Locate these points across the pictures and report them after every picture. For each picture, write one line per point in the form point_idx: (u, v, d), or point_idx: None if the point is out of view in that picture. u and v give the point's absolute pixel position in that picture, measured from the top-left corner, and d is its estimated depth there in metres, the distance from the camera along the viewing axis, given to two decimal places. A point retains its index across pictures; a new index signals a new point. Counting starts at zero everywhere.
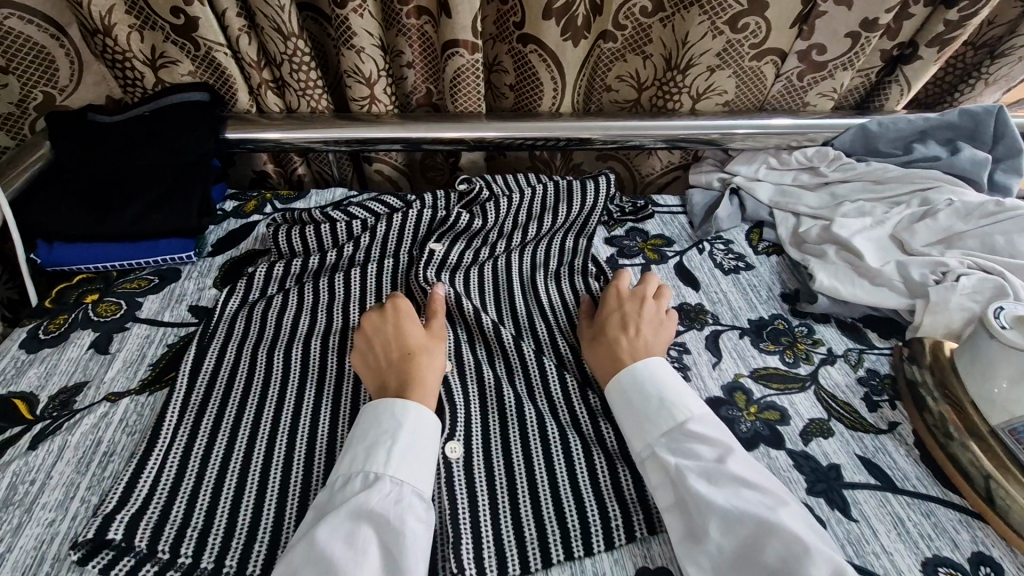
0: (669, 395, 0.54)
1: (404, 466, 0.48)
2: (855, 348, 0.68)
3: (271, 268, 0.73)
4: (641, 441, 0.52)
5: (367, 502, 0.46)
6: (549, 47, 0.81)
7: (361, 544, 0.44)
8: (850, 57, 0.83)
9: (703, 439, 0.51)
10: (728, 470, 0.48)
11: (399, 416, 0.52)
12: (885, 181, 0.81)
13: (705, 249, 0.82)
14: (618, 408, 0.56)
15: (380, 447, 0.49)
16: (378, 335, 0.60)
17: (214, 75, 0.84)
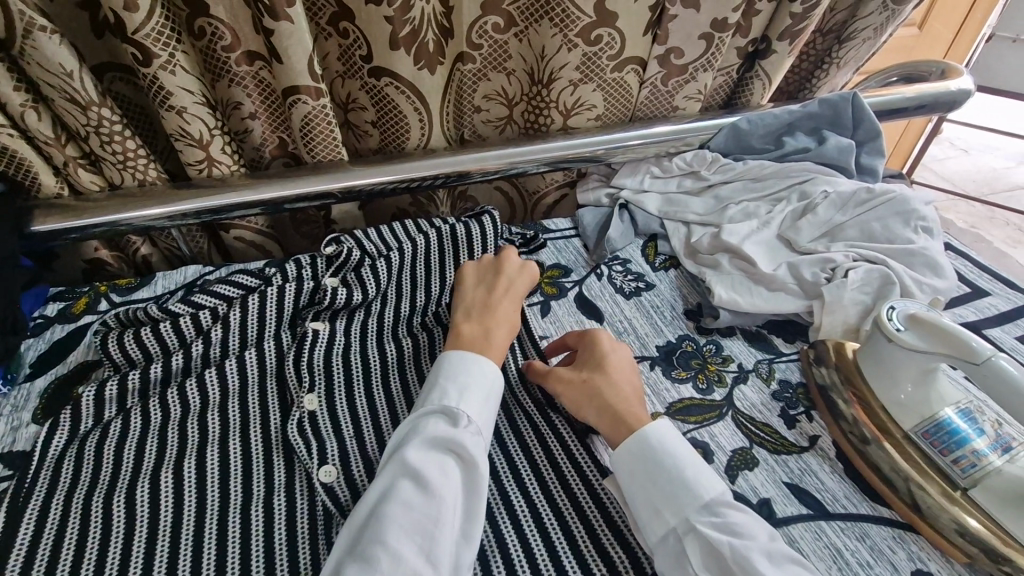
0: (691, 460, 0.50)
1: (480, 406, 0.53)
2: (765, 359, 0.65)
3: (102, 388, 0.60)
4: (675, 513, 0.47)
5: (456, 439, 0.50)
6: (404, 78, 0.74)
7: (445, 468, 0.48)
8: (708, 58, 0.83)
9: (745, 514, 0.47)
10: (781, 547, 0.45)
11: (484, 367, 0.56)
12: (765, 177, 0.81)
13: (604, 274, 0.78)
14: (640, 473, 0.50)
15: (465, 392, 0.53)
16: (491, 292, 0.65)
17: (8, 165, 0.69)
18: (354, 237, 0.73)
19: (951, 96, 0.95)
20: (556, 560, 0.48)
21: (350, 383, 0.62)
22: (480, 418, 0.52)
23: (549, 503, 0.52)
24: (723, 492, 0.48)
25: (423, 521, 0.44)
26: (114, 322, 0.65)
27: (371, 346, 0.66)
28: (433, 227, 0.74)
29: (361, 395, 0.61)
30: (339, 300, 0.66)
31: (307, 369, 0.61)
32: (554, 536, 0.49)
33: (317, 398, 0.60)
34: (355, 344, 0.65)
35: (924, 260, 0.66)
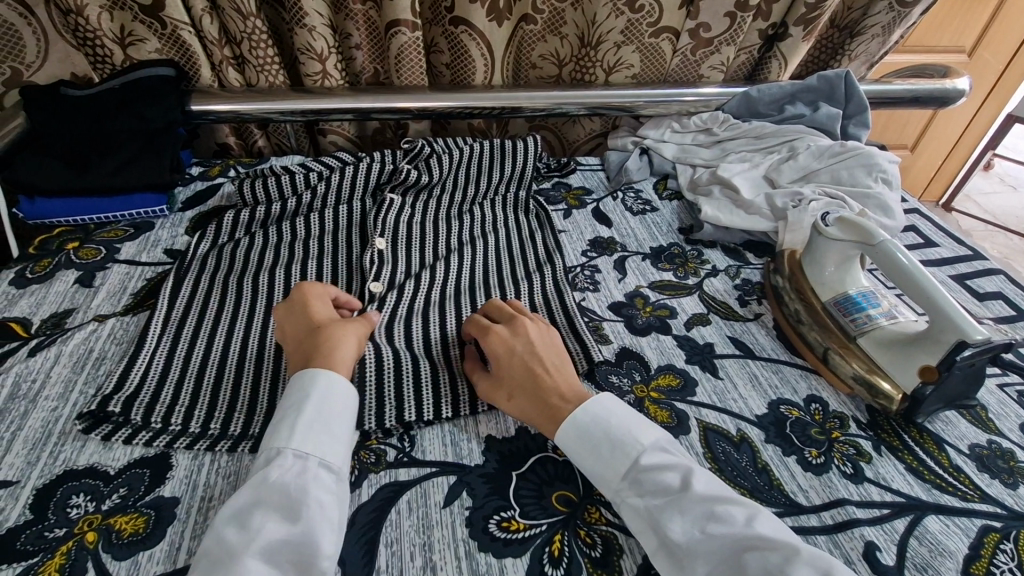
0: (614, 428, 0.52)
1: (309, 438, 0.50)
2: (735, 264, 0.82)
3: (237, 215, 0.82)
4: (608, 483, 0.51)
5: (266, 476, 0.47)
6: (478, 28, 0.93)
7: (260, 522, 0.44)
8: (731, 34, 0.99)
9: (660, 464, 0.49)
10: (693, 495, 0.47)
11: (313, 383, 0.53)
12: (764, 136, 0.97)
13: (619, 197, 0.96)
14: (581, 455, 0.53)
15: (285, 423, 0.50)
16: (285, 325, 0.61)
17: (180, 52, 0.92)
18: (431, 143, 0.88)
19: (945, 92, 1.09)
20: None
21: (411, 239, 0.82)
22: (306, 443, 0.49)
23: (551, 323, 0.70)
24: (643, 455, 0.50)
25: None
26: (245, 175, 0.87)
27: (428, 218, 0.86)
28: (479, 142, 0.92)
29: (417, 247, 0.81)
30: (408, 177, 0.86)
31: (382, 223, 0.81)
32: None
33: (386, 241, 0.79)
34: (418, 215, 0.86)
35: (877, 202, 0.81)
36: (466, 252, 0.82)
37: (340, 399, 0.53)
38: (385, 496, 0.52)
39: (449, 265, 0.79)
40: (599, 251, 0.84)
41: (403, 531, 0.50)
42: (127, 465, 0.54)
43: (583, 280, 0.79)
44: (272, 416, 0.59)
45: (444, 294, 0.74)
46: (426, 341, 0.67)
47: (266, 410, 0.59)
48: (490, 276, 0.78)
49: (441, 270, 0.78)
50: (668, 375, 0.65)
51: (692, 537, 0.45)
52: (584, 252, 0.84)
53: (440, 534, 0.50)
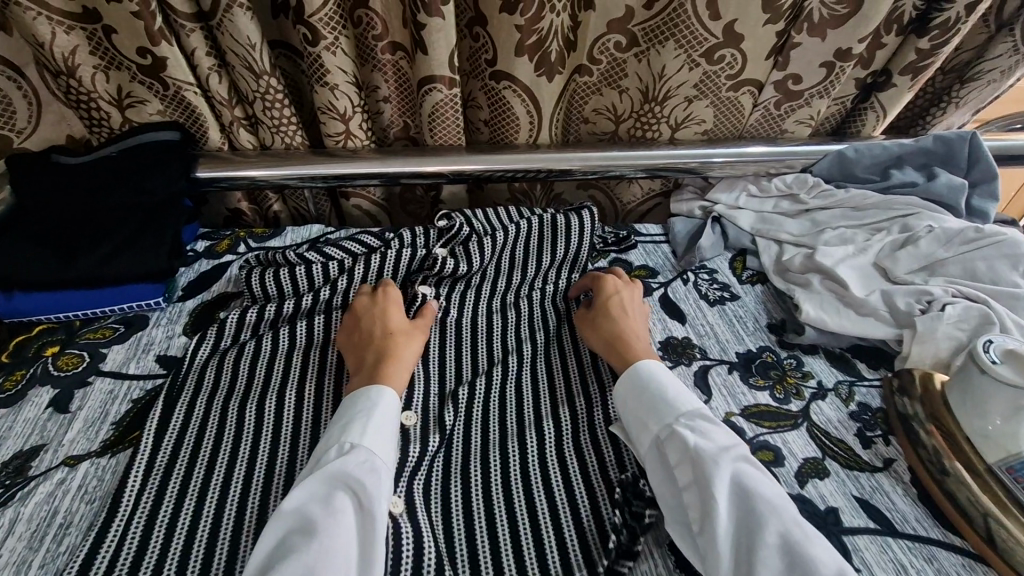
0: (670, 390, 0.57)
1: (377, 438, 0.52)
2: (846, 381, 0.67)
3: (243, 313, 0.69)
4: (656, 423, 0.54)
5: (342, 468, 0.49)
6: (522, 82, 0.79)
7: (337, 505, 0.47)
8: (826, 86, 0.84)
9: (708, 427, 0.53)
10: (737, 454, 0.51)
11: (375, 395, 0.55)
12: (865, 207, 0.81)
13: (690, 280, 0.81)
14: (636, 396, 0.57)
15: (356, 423, 0.52)
16: (362, 319, 0.65)
17: (185, 114, 0.81)
18: (465, 216, 0.77)
19: None
20: (600, 521, 0.52)
21: (449, 343, 0.69)
22: (371, 444, 0.51)
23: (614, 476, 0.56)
24: (699, 410, 0.55)
25: (309, 559, 0.43)
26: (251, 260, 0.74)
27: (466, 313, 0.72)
28: (528, 218, 0.78)
29: (453, 354, 0.68)
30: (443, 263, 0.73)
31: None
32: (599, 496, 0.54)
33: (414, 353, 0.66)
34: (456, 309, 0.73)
35: None
36: (509, 358, 0.68)
37: (390, 406, 0.55)
38: None
39: (491, 381, 0.65)
40: (674, 359, 0.69)
41: None
42: None
43: None
44: None
45: (487, 429, 0.60)
46: (468, 507, 0.54)
47: None
48: (542, 397, 0.64)
49: (483, 390, 0.64)
50: None
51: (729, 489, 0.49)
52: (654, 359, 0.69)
53: None
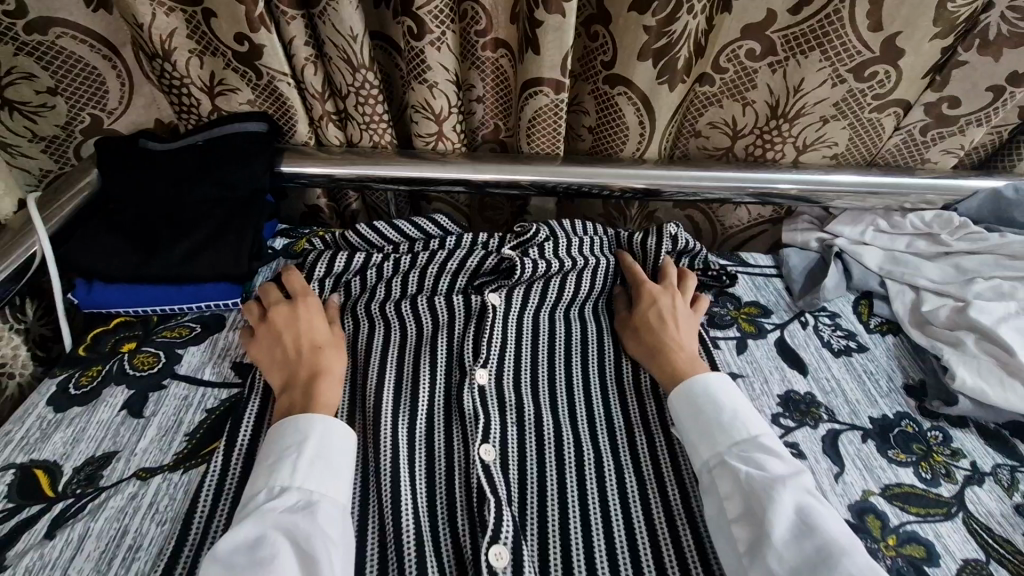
0: (734, 407, 0.54)
1: (311, 475, 0.49)
2: (1006, 464, 0.57)
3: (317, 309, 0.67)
4: (707, 450, 0.52)
5: (268, 514, 0.46)
6: (640, 89, 0.72)
7: (266, 552, 0.43)
8: (988, 112, 0.71)
9: (766, 457, 0.50)
10: (799, 483, 0.48)
11: (309, 422, 0.52)
12: (1019, 257, 0.71)
13: (809, 323, 0.72)
14: (687, 416, 0.55)
15: (285, 457, 0.50)
16: (284, 334, 0.60)
17: (275, 106, 0.77)
18: (547, 226, 0.70)
19: None
20: None
21: (523, 374, 0.62)
22: (310, 482, 0.48)
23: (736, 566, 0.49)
24: (757, 437, 0.52)
25: None
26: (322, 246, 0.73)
27: (551, 340, 0.66)
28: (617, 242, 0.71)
29: (529, 381, 0.62)
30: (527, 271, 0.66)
31: (480, 349, 0.62)
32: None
33: (488, 373, 0.60)
34: (527, 330, 0.65)
35: None
36: (604, 393, 0.62)
37: (338, 437, 0.52)
38: None
39: (586, 429, 0.58)
40: (796, 418, 0.60)
41: None
42: None
43: None
44: None
45: (574, 479, 0.54)
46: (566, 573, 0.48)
47: None
48: (641, 445, 0.57)
49: (576, 433, 0.58)
50: None
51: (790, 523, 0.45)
52: (773, 416, 0.61)
53: None
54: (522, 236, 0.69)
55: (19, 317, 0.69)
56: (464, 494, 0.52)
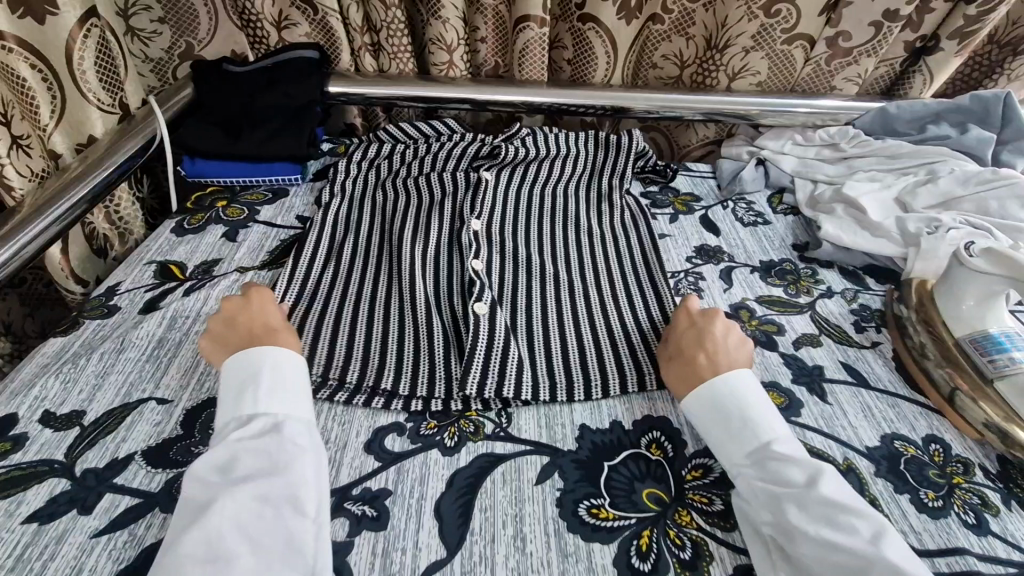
0: (755, 410, 0.54)
1: (274, 402, 0.52)
2: (853, 288, 0.78)
3: (355, 177, 0.89)
4: (732, 454, 0.53)
5: (236, 439, 0.49)
6: (605, 26, 0.94)
7: (238, 472, 0.47)
8: (873, 45, 0.94)
9: (783, 459, 0.50)
10: (817, 490, 0.46)
11: (265, 355, 0.55)
12: (899, 155, 0.90)
13: (729, 207, 0.93)
14: (711, 420, 0.55)
15: (249, 391, 0.53)
16: (238, 317, 0.61)
17: (325, 37, 1.00)
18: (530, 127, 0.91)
19: None
20: (629, 353, 0.66)
21: (505, 226, 0.83)
22: (269, 410, 0.52)
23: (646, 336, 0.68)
24: (773, 442, 0.52)
25: (208, 530, 0.43)
26: (361, 141, 0.96)
27: (521, 206, 0.87)
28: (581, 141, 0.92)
29: (509, 228, 0.83)
30: (511, 155, 0.88)
31: (477, 206, 0.84)
32: (633, 335, 0.68)
33: (481, 224, 0.81)
34: (510, 196, 0.87)
35: None
36: (564, 236, 0.83)
37: (291, 368, 0.55)
38: (481, 464, 0.56)
39: (548, 257, 0.80)
40: (705, 259, 0.82)
41: (496, 500, 0.53)
42: None
43: (686, 285, 0.77)
44: (382, 372, 0.63)
45: (536, 281, 0.75)
46: (529, 326, 0.69)
47: (374, 367, 0.63)
48: (591, 268, 0.78)
49: (539, 257, 0.79)
50: (772, 393, 0.63)
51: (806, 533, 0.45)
52: (688, 258, 0.82)
53: (530, 509, 0.52)
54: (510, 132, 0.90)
55: (138, 187, 0.94)
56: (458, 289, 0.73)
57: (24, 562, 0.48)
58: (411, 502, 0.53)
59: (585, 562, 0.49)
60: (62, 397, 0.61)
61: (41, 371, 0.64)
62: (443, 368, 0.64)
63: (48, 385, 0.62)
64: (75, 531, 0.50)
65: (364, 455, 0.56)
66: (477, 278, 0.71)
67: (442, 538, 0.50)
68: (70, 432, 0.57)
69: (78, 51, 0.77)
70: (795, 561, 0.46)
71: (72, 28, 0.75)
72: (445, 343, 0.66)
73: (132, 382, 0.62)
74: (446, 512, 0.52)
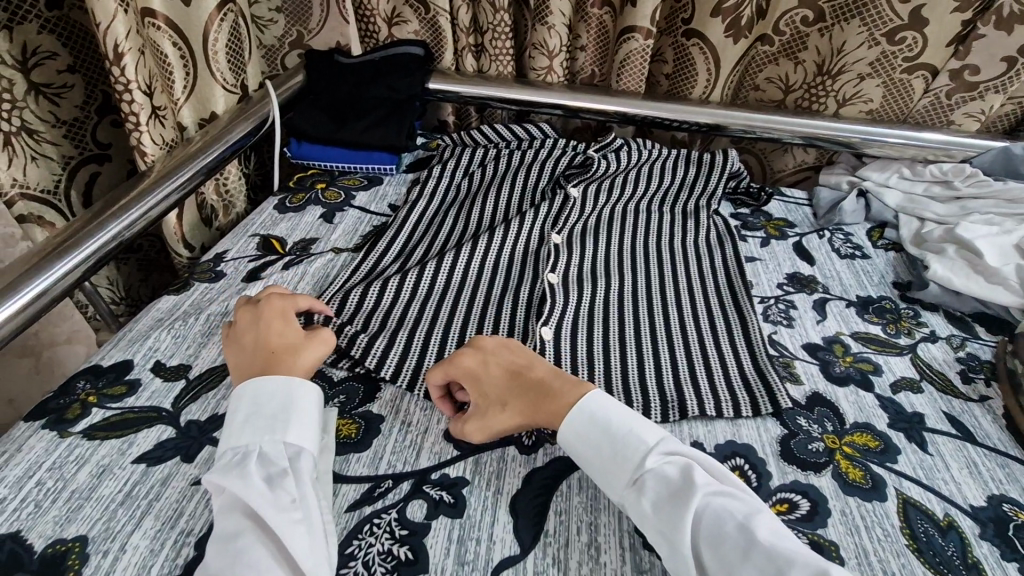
0: (613, 423, 0.51)
1: (245, 430, 0.52)
2: (959, 335, 0.73)
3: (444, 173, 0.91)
4: (610, 477, 0.50)
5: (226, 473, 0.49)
6: (712, 43, 0.92)
7: (242, 512, 0.46)
8: (1004, 81, 0.88)
9: (655, 460, 0.49)
10: (695, 489, 0.45)
11: (247, 389, 0.54)
12: (1022, 200, 0.84)
13: (825, 236, 0.89)
14: (581, 446, 0.52)
15: (247, 419, 0.52)
16: (243, 337, 0.59)
17: (432, 35, 1.02)
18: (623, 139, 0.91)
19: None
20: (709, 378, 0.64)
21: (590, 235, 0.84)
22: (246, 440, 0.51)
23: (723, 361, 0.66)
24: (645, 447, 0.50)
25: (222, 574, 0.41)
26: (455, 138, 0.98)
27: (607, 218, 0.87)
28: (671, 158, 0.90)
29: (594, 239, 0.83)
30: (603, 168, 0.88)
31: (562, 222, 0.83)
32: (715, 361, 0.66)
33: (560, 239, 0.81)
34: (597, 210, 0.87)
35: None
36: (648, 250, 0.83)
37: (270, 388, 0.54)
38: (556, 467, 0.56)
39: (631, 269, 0.79)
40: (797, 287, 0.79)
41: (572, 505, 0.53)
42: (346, 377, 0.64)
43: (777, 313, 0.75)
44: None
45: (619, 295, 0.75)
46: (609, 338, 0.69)
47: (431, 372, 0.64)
48: (675, 284, 0.77)
49: (625, 270, 0.79)
50: (865, 434, 0.60)
51: (702, 537, 0.44)
52: (779, 284, 0.79)
53: (606, 519, 0.52)
54: (604, 143, 0.89)
55: (245, 164, 1.00)
56: (532, 293, 0.74)
57: (133, 498, 0.51)
58: (487, 494, 0.53)
59: None
60: (172, 349, 0.65)
61: (153, 325, 0.69)
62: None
63: (160, 338, 0.67)
64: (178, 476, 0.53)
65: (444, 442, 0.58)
66: (548, 294, 0.71)
67: (517, 534, 0.50)
68: (177, 384, 0.62)
69: (213, 33, 0.83)
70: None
71: (211, 12, 0.81)
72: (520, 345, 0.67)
73: None
74: (522, 510, 0.52)
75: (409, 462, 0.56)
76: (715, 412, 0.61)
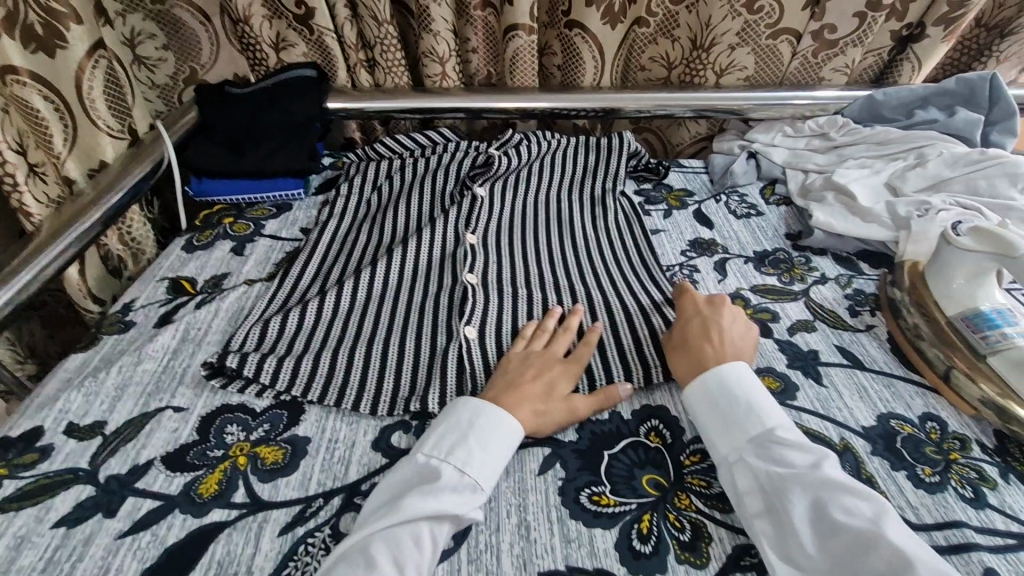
0: (756, 398, 0.56)
1: (488, 468, 0.53)
2: (846, 274, 0.79)
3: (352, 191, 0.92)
4: (729, 444, 0.54)
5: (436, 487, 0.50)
6: (591, 31, 0.96)
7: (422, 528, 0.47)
8: (859, 36, 0.96)
9: (798, 446, 0.51)
10: (822, 472, 0.48)
11: (481, 420, 0.55)
12: (888, 142, 0.91)
13: (722, 200, 0.95)
14: (705, 409, 0.57)
15: (460, 442, 0.54)
16: (542, 373, 0.61)
17: (321, 55, 1.03)
18: (523, 134, 0.94)
19: None
20: (626, 351, 0.67)
21: (501, 231, 0.86)
22: (475, 466, 0.52)
23: (630, 332, 0.70)
24: (775, 429, 0.53)
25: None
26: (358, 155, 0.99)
27: (518, 212, 0.89)
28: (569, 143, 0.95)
29: (507, 235, 0.86)
30: (503, 165, 0.90)
31: (473, 221, 0.85)
32: (630, 333, 0.69)
33: (476, 238, 0.83)
34: (507, 206, 0.90)
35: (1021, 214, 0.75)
36: (559, 237, 0.86)
37: (505, 436, 0.55)
38: None
39: (543, 258, 0.82)
40: (699, 251, 0.84)
41: (501, 491, 0.55)
42: (270, 406, 0.63)
43: (681, 278, 0.79)
44: (381, 395, 0.63)
45: (534, 285, 0.77)
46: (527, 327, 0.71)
47: (358, 387, 0.64)
48: (586, 266, 0.80)
49: (538, 260, 0.82)
50: (767, 377, 0.64)
51: (809, 511, 0.47)
52: (682, 251, 0.84)
53: (534, 497, 0.54)
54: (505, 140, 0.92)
55: (149, 208, 0.98)
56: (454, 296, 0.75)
57: (54, 564, 0.50)
58: None
59: (588, 546, 0.50)
60: (84, 408, 0.63)
61: (62, 386, 0.67)
62: (440, 371, 0.65)
63: (70, 398, 0.64)
64: (101, 533, 0.52)
65: (373, 452, 0.59)
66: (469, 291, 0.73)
67: None
68: (92, 442, 0.60)
69: (86, 81, 0.80)
70: (804, 548, 0.45)
71: (81, 60, 0.79)
72: (439, 347, 0.68)
73: (150, 390, 0.65)
74: None
75: (339, 477, 0.56)
76: (637, 383, 0.64)
